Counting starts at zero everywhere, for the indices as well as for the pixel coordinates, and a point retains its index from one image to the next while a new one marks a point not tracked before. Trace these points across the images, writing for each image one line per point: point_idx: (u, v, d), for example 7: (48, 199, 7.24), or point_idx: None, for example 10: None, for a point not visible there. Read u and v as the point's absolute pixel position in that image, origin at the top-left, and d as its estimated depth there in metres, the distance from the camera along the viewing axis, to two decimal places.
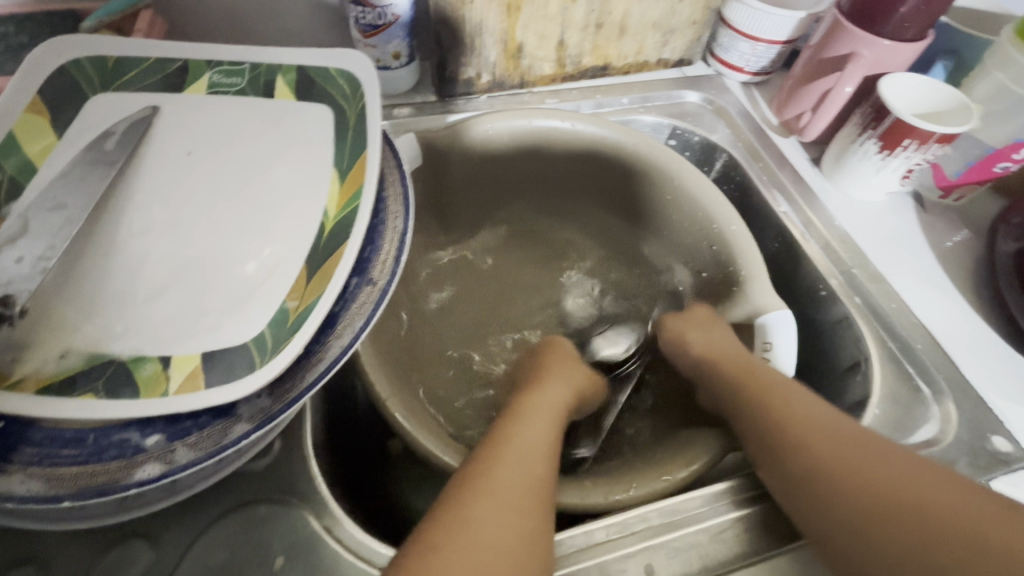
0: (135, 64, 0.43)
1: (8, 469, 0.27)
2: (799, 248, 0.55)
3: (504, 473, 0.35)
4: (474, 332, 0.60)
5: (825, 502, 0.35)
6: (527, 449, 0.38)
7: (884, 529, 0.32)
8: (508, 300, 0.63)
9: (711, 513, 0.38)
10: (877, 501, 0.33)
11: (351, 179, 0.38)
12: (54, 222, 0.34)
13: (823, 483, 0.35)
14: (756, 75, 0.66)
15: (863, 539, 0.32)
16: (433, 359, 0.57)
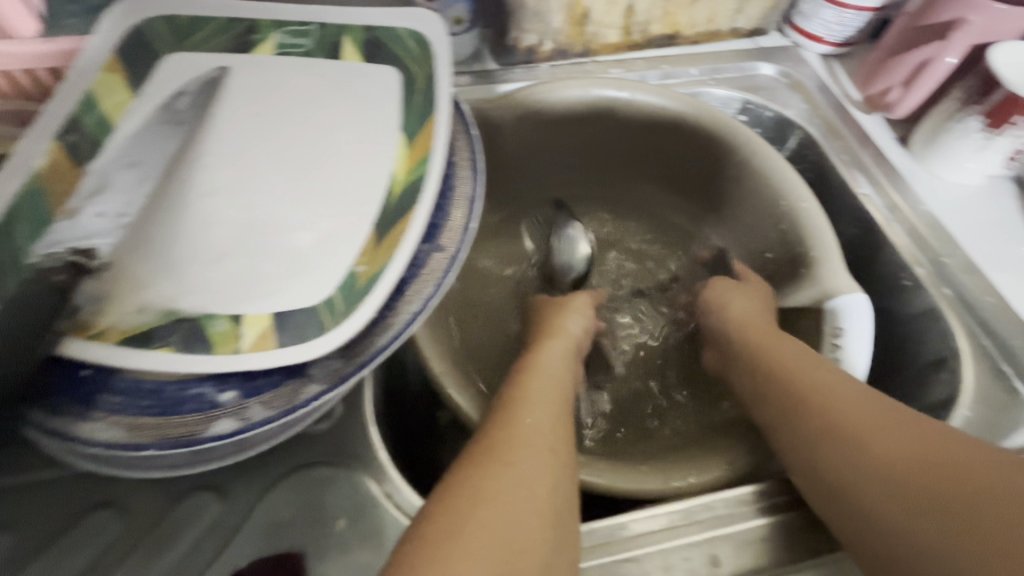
0: (206, 23, 0.43)
1: (92, 415, 0.28)
2: (881, 233, 0.52)
3: (529, 430, 0.34)
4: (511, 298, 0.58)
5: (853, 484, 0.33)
6: (553, 402, 0.38)
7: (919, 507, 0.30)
8: None
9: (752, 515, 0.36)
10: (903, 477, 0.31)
11: (419, 144, 0.37)
12: (131, 178, 0.36)
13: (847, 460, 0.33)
14: (839, 46, 0.61)
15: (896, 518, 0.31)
16: (482, 334, 0.55)
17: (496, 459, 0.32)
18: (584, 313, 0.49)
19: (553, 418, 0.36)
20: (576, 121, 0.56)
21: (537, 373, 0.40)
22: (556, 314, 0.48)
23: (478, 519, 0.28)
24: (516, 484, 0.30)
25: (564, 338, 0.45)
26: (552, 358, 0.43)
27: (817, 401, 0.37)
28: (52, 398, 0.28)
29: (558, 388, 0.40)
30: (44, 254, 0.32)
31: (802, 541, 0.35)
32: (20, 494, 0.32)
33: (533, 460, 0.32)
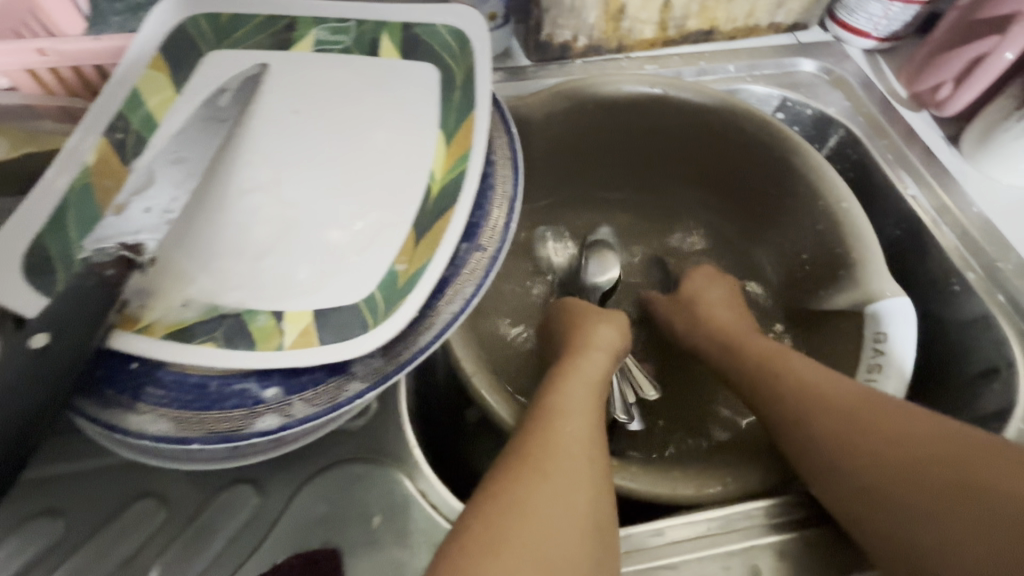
0: (246, 21, 0.43)
1: (139, 408, 0.28)
2: (927, 235, 0.50)
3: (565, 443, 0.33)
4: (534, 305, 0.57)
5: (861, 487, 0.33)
6: (589, 408, 0.36)
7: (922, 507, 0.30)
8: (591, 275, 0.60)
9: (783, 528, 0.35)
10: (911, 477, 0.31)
11: (458, 142, 0.37)
12: (177, 174, 0.35)
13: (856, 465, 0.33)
14: (884, 40, 0.59)
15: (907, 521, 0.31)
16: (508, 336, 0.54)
17: (523, 470, 0.31)
18: (620, 325, 0.47)
19: (588, 425, 0.35)
20: (611, 120, 0.55)
21: (570, 379, 0.39)
22: (587, 323, 0.45)
23: (510, 539, 0.28)
24: (551, 499, 0.30)
25: (602, 349, 0.43)
26: (591, 364, 0.41)
27: (823, 407, 0.36)
28: (101, 390, 0.29)
29: (594, 394, 0.38)
30: (94, 249, 0.31)
31: (845, 554, 0.34)
32: (67, 483, 0.33)
33: (569, 472, 0.31)
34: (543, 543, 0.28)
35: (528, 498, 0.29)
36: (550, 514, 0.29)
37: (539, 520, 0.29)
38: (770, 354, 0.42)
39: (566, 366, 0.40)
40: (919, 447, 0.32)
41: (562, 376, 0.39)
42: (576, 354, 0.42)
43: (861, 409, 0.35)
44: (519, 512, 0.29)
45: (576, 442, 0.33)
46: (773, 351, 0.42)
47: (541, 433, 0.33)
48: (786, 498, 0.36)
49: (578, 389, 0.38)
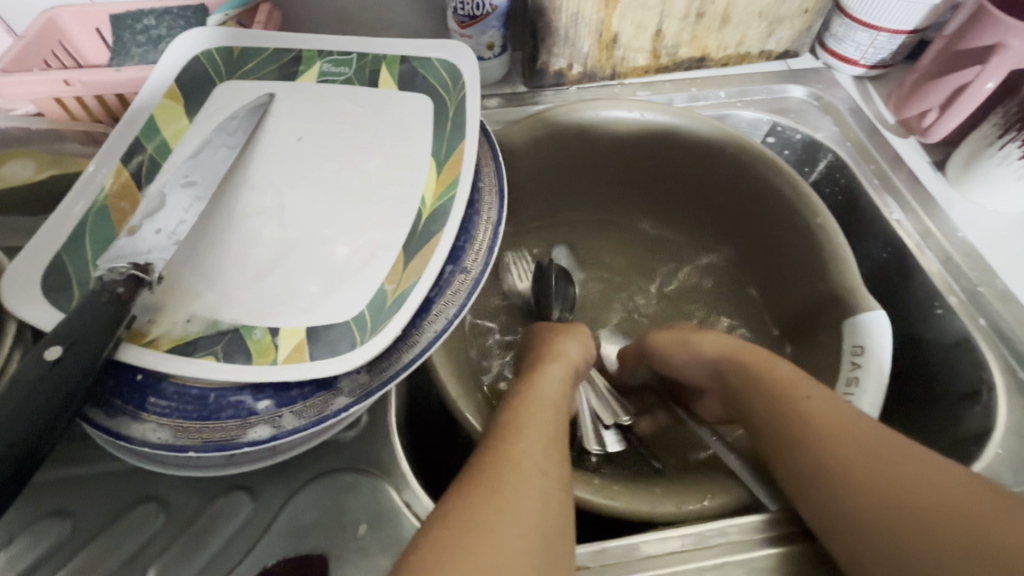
0: (257, 54, 0.46)
1: (144, 417, 0.30)
2: (912, 259, 0.51)
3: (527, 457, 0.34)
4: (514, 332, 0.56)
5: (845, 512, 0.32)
6: (548, 427, 0.37)
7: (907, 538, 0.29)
8: (585, 294, 0.61)
9: (762, 543, 0.36)
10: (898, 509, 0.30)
11: (448, 169, 0.39)
12: (185, 198, 0.38)
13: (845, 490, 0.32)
14: (873, 68, 0.60)
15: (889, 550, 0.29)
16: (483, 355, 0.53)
17: (485, 481, 0.32)
18: (582, 338, 0.49)
19: (545, 442, 0.36)
20: (602, 145, 0.57)
21: (534, 398, 0.40)
22: (551, 337, 0.48)
23: (478, 540, 0.28)
24: (504, 508, 0.30)
25: (561, 362, 0.45)
26: (552, 383, 0.42)
27: (819, 432, 0.35)
28: (108, 400, 0.31)
29: (556, 411, 0.40)
30: (106, 269, 0.33)
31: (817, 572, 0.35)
32: (77, 485, 0.35)
33: (526, 483, 0.32)
34: (501, 547, 0.28)
35: (494, 508, 0.30)
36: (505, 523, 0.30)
37: (500, 524, 0.30)
38: (788, 381, 0.39)
39: (530, 384, 0.42)
40: (899, 490, 0.30)
41: (526, 393, 0.41)
42: (539, 373, 0.43)
43: (868, 445, 0.33)
44: (474, 520, 0.29)
45: (538, 457, 0.34)
46: (793, 382, 0.39)
47: (500, 448, 0.35)
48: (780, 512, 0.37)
49: (542, 407, 0.39)
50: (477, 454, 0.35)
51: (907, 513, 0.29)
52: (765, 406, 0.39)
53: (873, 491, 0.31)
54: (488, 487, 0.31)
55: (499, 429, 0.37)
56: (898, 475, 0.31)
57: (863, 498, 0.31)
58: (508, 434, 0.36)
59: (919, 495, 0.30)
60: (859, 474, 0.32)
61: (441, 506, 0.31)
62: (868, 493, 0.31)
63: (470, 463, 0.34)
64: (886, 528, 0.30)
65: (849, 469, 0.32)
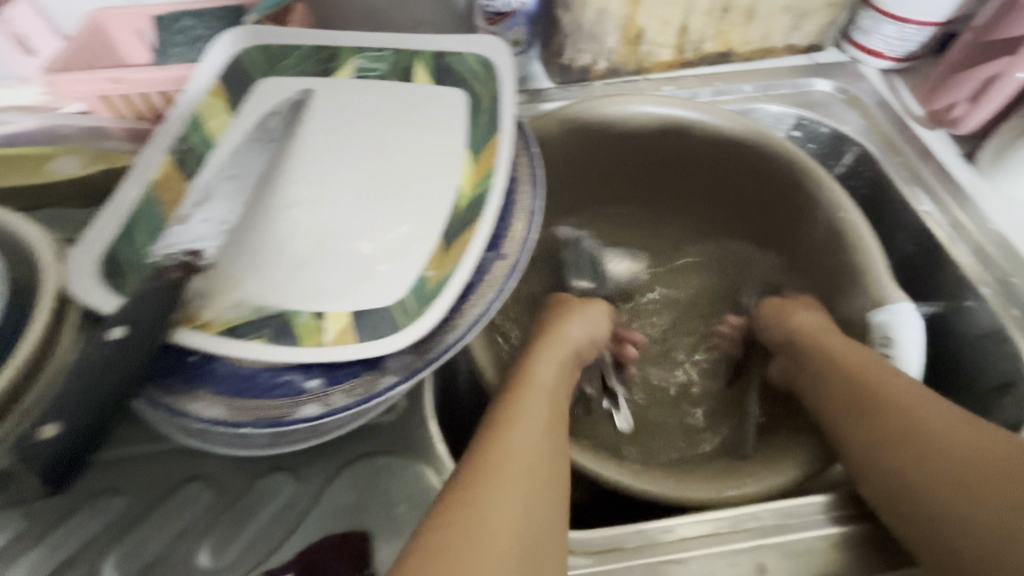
0: (295, 51, 0.48)
1: (199, 395, 0.32)
2: (943, 250, 0.51)
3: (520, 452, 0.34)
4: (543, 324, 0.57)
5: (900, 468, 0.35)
6: (540, 427, 0.36)
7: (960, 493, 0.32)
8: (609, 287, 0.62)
9: (815, 523, 0.36)
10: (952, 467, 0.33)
11: (484, 160, 0.40)
12: (233, 190, 0.40)
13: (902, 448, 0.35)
14: (900, 61, 0.60)
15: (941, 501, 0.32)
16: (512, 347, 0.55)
17: (472, 487, 0.32)
18: (586, 322, 0.48)
19: (536, 444, 0.35)
20: (626, 139, 0.56)
21: (528, 393, 0.39)
22: (557, 321, 0.47)
23: (459, 556, 0.28)
24: (484, 518, 0.30)
25: (560, 350, 0.44)
26: (546, 374, 0.41)
27: (877, 396, 0.38)
28: (165, 378, 0.32)
29: (551, 401, 0.39)
30: (161, 256, 0.37)
31: (848, 555, 0.35)
32: (127, 464, 0.37)
33: (508, 492, 0.32)
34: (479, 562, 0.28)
35: (489, 507, 0.31)
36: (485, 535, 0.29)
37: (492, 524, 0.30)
38: (862, 363, 0.41)
39: (525, 374, 0.41)
40: (954, 450, 0.33)
41: (522, 380, 0.40)
42: (534, 362, 0.42)
43: (922, 413, 0.36)
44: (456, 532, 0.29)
45: (531, 454, 0.34)
46: (866, 359, 0.41)
47: (488, 446, 0.34)
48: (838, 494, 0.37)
49: (537, 396, 0.39)
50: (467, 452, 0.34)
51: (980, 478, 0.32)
52: (836, 375, 0.42)
53: (947, 458, 0.33)
54: (471, 496, 0.31)
55: (492, 419, 0.36)
56: (971, 448, 0.33)
57: (937, 465, 0.33)
58: (499, 433, 0.35)
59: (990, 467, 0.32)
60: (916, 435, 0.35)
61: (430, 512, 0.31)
62: (923, 451, 0.34)
63: (460, 463, 0.34)
64: (954, 492, 0.32)
65: (922, 436, 0.35)
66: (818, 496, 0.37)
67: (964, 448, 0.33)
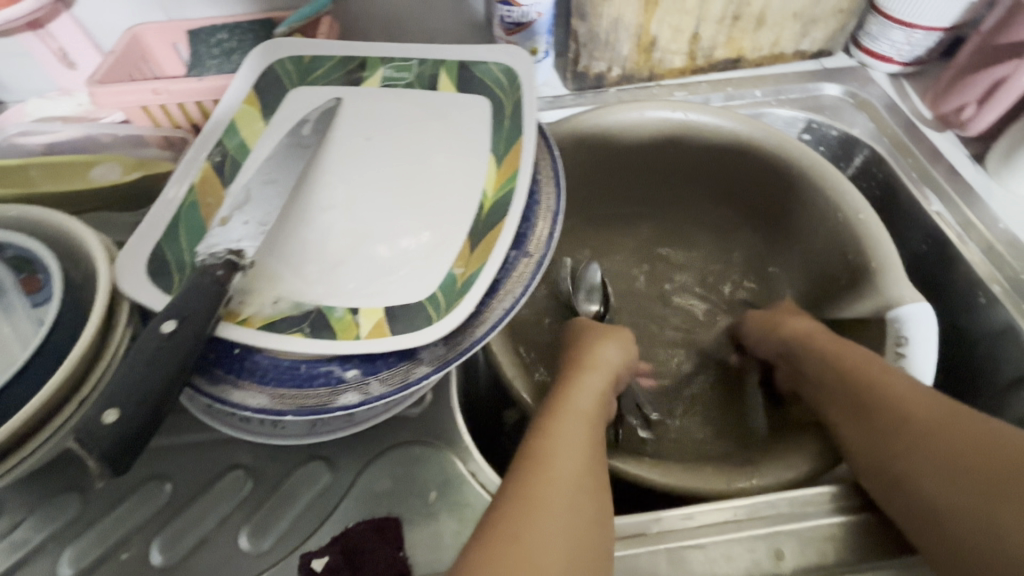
0: (325, 62, 0.50)
1: (243, 385, 0.34)
2: (954, 249, 0.52)
3: (562, 474, 0.34)
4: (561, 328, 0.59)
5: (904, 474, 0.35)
6: (579, 453, 0.36)
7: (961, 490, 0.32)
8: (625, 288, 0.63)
9: (817, 513, 0.37)
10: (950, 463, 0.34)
11: (507, 164, 0.42)
12: (270, 193, 0.41)
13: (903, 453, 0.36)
14: (908, 65, 0.62)
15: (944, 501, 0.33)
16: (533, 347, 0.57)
17: (516, 516, 0.32)
18: (620, 345, 0.48)
19: (575, 471, 0.35)
20: (641, 145, 0.59)
21: (563, 420, 0.39)
22: (590, 342, 0.48)
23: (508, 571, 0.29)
24: (531, 546, 0.30)
25: (597, 371, 0.44)
26: (583, 398, 0.41)
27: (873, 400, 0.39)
28: (212, 369, 0.34)
29: (587, 425, 0.39)
30: (206, 253, 0.37)
31: (865, 543, 0.36)
32: (171, 454, 0.39)
33: (553, 519, 0.32)
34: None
35: (538, 524, 0.31)
36: (534, 561, 0.30)
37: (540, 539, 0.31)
38: (851, 365, 0.42)
39: (560, 401, 0.41)
40: (952, 447, 0.34)
41: (557, 405, 0.40)
42: (571, 388, 0.43)
43: (918, 414, 0.37)
44: (504, 558, 0.29)
45: (572, 474, 0.35)
46: (858, 358, 0.43)
47: (531, 468, 0.35)
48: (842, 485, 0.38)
49: (573, 422, 0.39)
50: (508, 480, 0.35)
51: (969, 467, 0.33)
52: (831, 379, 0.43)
53: (938, 450, 0.34)
54: (516, 524, 0.31)
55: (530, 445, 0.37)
56: (959, 437, 0.34)
57: (930, 458, 0.34)
58: (537, 461, 0.35)
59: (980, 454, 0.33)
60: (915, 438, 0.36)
61: (477, 536, 0.31)
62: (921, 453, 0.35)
63: (501, 492, 0.34)
64: (945, 477, 0.33)
65: (915, 432, 0.36)
66: (825, 486, 0.39)
67: (952, 438, 0.34)
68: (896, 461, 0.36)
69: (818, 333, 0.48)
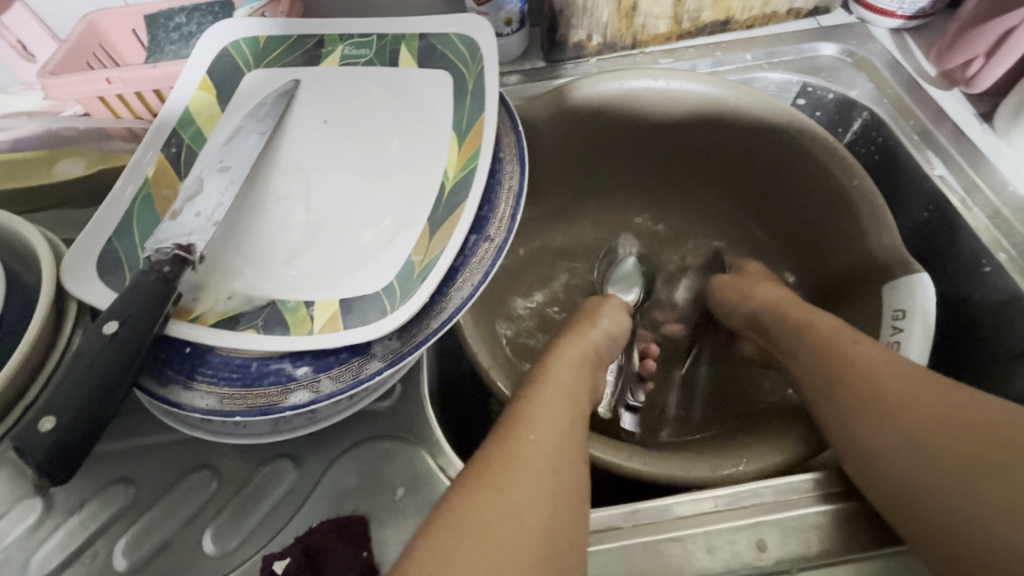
0: (281, 42, 0.48)
1: (194, 384, 0.33)
2: (957, 216, 0.48)
3: (537, 449, 0.33)
4: (546, 313, 0.57)
5: (886, 446, 0.33)
6: (562, 419, 0.35)
7: (946, 458, 0.30)
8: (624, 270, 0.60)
9: (802, 501, 0.35)
10: (936, 430, 0.31)
11: (469, 142, 0.40)
12: (221, 182, 0.39)
13: (886, 422, 0.34)
14: (912, 19, 0.57)
15: (924, 471, 0.31)
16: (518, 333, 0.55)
17: (490, 477, 0.30)
18: (609, 325, 0.47)
19: (554, 435, 0.34)
20: (623, 117, 0.55)
21: (543, 390, 0.37)
22: (576, 322, 0.47)
23: (469, 547, 0.27)
24: (502, 507, 0.29)
25: (575, 347, 0.43)
26: (564, 373, 0.40)
27: (859, 370, 0.37)
28: (162, 370, 0.33)
29: (569, 402, 0.37)
30: (153, 250, 0.35)
31: (852, 532, 0.34)
32: (134, 455, 0.37)
33: (530, 481, 0.31)
34: (497, 550, 0.27)
35: (504, 500, 0.29)
36: (505, 521, 0.29)
37: (506, 517, 0.29)
38: (834, 331, 0.41)
39: (544, 373, 0.39)
40: (936, 414, 0.32)
41: (534, 382, 0.38)
42: (554, 359, 0.41)
43: (902, 382, 0.35)
44: (474, 518, 0.28)
45: (546, 451, 0.33)
46: (838, 331, 0.41)
47: (502, 445, 0.33)
48: (828, 472, 0.37)
49: (553, 398, 0.37)
50: (481, 447, 0.33)
51: (944, 432, 0.31)
52: (808, 346, 0.42)
53: (909, 415, 0.33)
54: (491, 485, 0.30)
55: (503, 422, 0.35)
56: (932, 401, 0.33)
57: (903, 424, 0.33)
58: (515, 426, 0.34)
59: (953, 417, 0.32)
60: (899, 404, 0.34)
61: (446, 499, 0.30)
62: (902, 421, 0.33)
63: (473, 457, 0.33)
64: (928, 444, 0.31)
65: (896, 398, 0.34)
66: (810, 473, 0.37)
67: (924, 401, 0.33)
68: (873, 429, 0.34)
69: (792, 303, 0.47)
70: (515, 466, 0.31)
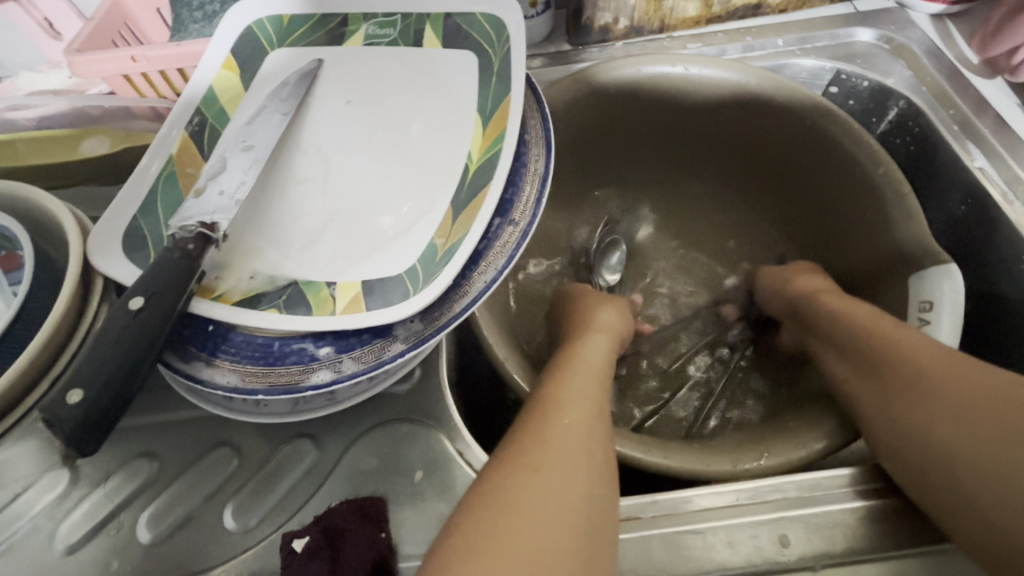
0: (304, 20, 0.47)
1: (217, 362, 0.33)
2: (997, 210, 0.47)
3: (571, 432, 0.32)
4: None
5: (925, 436, 0.32)
6: (591, 402, 0.35)
7: (997, 453, 0.29)
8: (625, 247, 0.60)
9: (830, 498, 0.35)
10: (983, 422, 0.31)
11: (493, 124, 0.39)
12: (244, 161, 0.39)
13: (931, 415, 0.33)
14: (954, 4, 0.55)
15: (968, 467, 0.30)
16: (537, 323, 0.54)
17: (525, 459, 0.30)
18: (620, 312, 0.48)
19: (578, 415, 0.34)
20: (643, 105, 0.54)
21: (564, 375, 0.37)
22: (589, 307, 0.47)
23: (505, 530, 0.27)
24: (533, 484, 0.29)
25: (602, 332, 0.43)
26: (587, 360, 0.40)
27: (907, 362, 0.36)
28: (186, 347, 0.33)
29: (595, 386, 0.37)
30: (177, 227, 0.35)
31: (880, 531, 0.34)
32: (157, 431, 0.38)
33: (567, 462, 0.31)
34: (539, 531, 0.27)
35: (541, 484, 0.29)
36: (547, 503, 0.29)
37: (543, 504, 0.28)
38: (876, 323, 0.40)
39: (568, 359, 0.39)
40: (986, 407, 0.31)
41: (564, 366, 0.38)
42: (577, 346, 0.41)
43: (946, 373, 0.34)
44: (507, 494, 0.29)
45: (581, 435, 0.33)
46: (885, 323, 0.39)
47: (539, 429, 0.32)
48: (863, 468, 0.36)
49: (579, 383, 0.37)
50: (511, 431, 0.34)
51: (986, 420, 0.31)
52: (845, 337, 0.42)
53: (966, 405, 0.32)
54: (527, 465, 0.30)
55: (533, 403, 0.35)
56: (985, 393, 0.32)
57: (952, 418, 0.32)
58: (539, 409, 0.34)
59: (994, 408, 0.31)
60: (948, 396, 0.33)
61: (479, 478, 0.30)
62: (946, 415, 0.32)
63: (509, 438, 0.33)
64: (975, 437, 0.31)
65: (947, 386, 0.33)
66: (842, 469, 0.36)
67: (964, 396, 0.32)
68: (918, 419, 0.33)
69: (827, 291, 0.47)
70: (551, 450, 0.31)
